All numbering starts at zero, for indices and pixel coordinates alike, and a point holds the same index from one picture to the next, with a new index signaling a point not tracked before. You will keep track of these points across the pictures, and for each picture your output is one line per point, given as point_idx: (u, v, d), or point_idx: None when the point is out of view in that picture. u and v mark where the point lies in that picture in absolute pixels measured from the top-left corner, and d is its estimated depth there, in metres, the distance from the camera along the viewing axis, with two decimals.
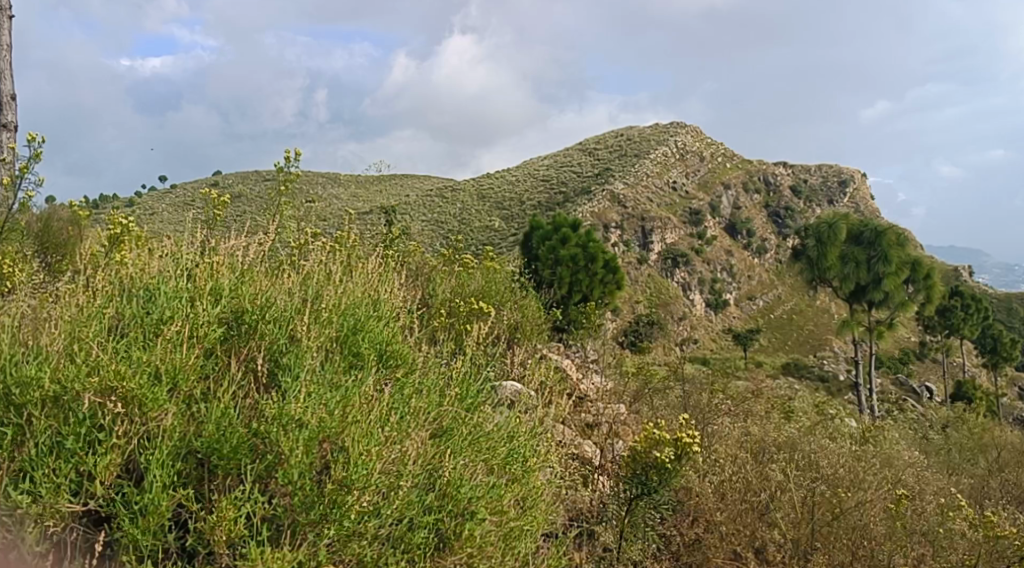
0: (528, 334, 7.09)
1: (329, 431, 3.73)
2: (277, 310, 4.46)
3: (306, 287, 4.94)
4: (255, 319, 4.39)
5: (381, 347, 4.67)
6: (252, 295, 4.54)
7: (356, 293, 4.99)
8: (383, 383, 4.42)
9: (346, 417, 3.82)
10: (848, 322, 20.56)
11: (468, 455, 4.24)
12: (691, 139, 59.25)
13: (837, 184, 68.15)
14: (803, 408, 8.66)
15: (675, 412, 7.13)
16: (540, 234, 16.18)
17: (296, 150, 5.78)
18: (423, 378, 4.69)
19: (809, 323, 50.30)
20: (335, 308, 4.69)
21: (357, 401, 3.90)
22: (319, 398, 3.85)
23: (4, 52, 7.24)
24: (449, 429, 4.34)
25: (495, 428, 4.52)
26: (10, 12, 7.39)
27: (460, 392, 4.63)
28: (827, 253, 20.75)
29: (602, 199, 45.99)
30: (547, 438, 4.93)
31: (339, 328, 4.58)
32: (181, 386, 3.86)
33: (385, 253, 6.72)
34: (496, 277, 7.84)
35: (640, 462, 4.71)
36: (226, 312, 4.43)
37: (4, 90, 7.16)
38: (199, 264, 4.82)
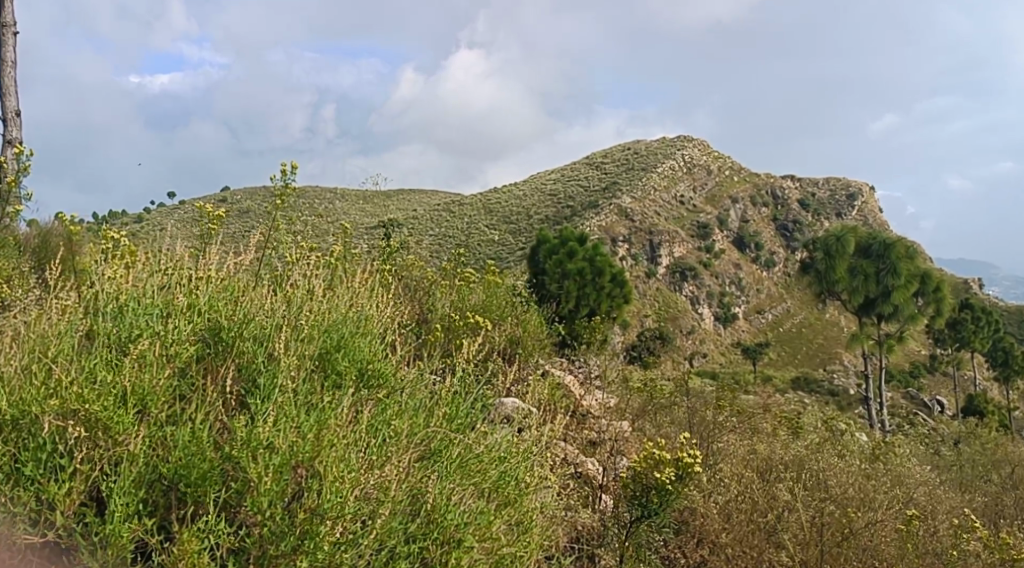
0: (529, 349, 7.02)
1: (301, 457, 3.45)
2: (255, 329, 4.28)
3: (290, 300, 4.78)
4: (232, 336, 4.23)
5: (362, 367, 4.43)
6: (228, 312, 4.36)
7: (343, 308, 4.84)
8: (363, 404, 4.12)
9: (321, 441, 3.54)
10: (858, 336, 20.44)
11: (456, 479, 3.92)
12: (699, 152, 59.29)
13: (845, 197, 68.08)
14: (812, 424, 8.58)
15: (679, 430, 7.08)
16: (547, 247, 16.14)
17: (294, 162, 5.61)
18: (408, 398, 4.40)
19: (819, 336, 50.11)
20: (316, 324, 4.50)
21: (332, 423, 3.61)
22: (291, 422, 3.57)
23: (10, 69, 7.26)
24: (437, 452, 4.09)
25: (486, 449, 4.19)
26: (15, 29, 7.41)
27: (449, 411, 4.37)
28: (836, 266, 20.65)
29: (609, 212, 45.96)
30: (542, 459, 4.59)
31: (320, 346, 4.41)
32: (151, 407, 3.63)
33: (383, 268, 6.67)
34: (497, 291, 7.79)
35: (641, 483, 4.63)
36: (201, 329, 4.23)
37: (9, 106, 7.17)
38: (180, 278, 4.65)
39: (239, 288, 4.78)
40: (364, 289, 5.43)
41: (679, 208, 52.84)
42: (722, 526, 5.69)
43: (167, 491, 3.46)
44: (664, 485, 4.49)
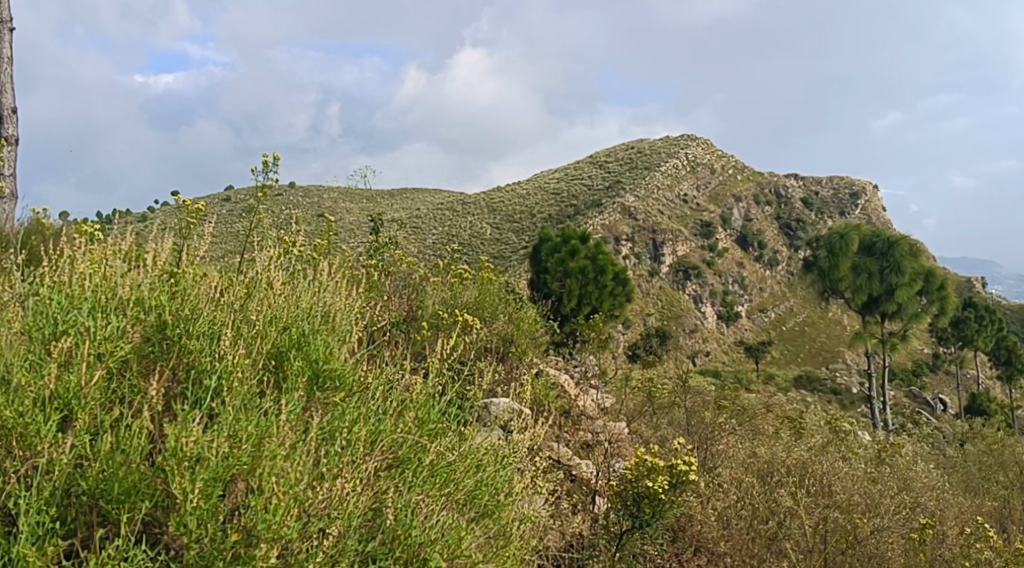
0: (523, 348, 6.92)
1: (237, 470, 3.25)
2: (203, 325, 3.98)
3: (248, 292, 4.48)
4: (178, 333, 3.93)
5: (317, 366, 4.08)
6: (174, 308, 4.08)
7: (306, 308, 4.56)
8: (325, 407, 3.91)
9: (260, 450, 3.33)
10: (861, 334, 20.31)
11: (426, 490, 3.71)
12: (702, 151, 59.14)
13: (848, 196, 67.93)
14: (815, 425, 8.46)
15: (677, 433, 6.99)
16: (548, 245, 16.02)
17: (274, 152, 5.44)
18: (377, 399, 4.15)
19: (821, 335, 49.98)
20: (272, 322, 4.23)
21: (275, 429, 3.38)
22: (229, 430, 3.35)
23: (5, 66, 7.06)
24: (406, 460, 3.84)
25: (459, 456, 3.96)
26: (10, 24, 7.19)
27: (420, 416, 4.07)
28: (840, 264, 20.51)
29: (611, 211, 45.79)
30: (524, 465, 4.41)
31: (277, 344, 4.16)
32: (76, 412, 3.35)
33: (370, 266, 6.58)
34: (491, 287, 7.68)
35: (632, 492, 4.56)
36: (144, 328, 3.97)
37: (4, 103, 6.97)
38: (131, 269, 4.39)
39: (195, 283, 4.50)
40: (339, 283, 5.17)
41: (681, 207, 52.73)
42: (720, 532, 5.59)
43: (87, 506, 3.23)
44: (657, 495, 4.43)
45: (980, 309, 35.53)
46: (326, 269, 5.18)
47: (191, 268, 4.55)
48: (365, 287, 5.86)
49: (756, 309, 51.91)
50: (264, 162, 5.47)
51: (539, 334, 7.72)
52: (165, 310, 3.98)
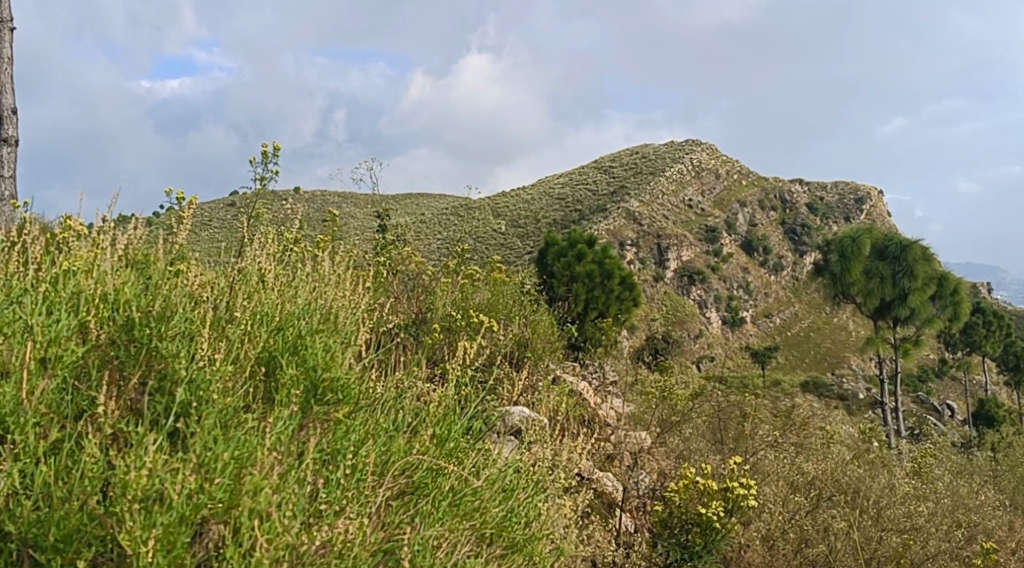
0: (538, 353, 6.78)
1: (209, 510, 2.91)
2: (176, 326, 3.67)
3: (240, 287, 4.33)
4: (147, 336, 3.60)
5: (313, 375, 3.82)
6: (143, 305, 3.75)
7: (307, 307, 4.37)
8: (326, 427, 3.66)
9: (238, 484, 3.00)
10: (872, 339, 20.06)
11: (449, 522, 3.49)
12: (708, 155, 58.90)
13: (854, 200, 67.79)
14: (836, 431, 8.29)
15: (708, 447, 6.81)
16: (556, 249, 15.85)
17: (275, 144, 5.27)
18: (387, 415, 3.95)
19: (827, 339, 49.75)
20: (264, 323, 4.03)
21: (258, 457, 3.05)
22: (200, 460, 3.00)
23: (5, 65, 6.69)
24: (422, 486, 3.61)
25: (487, 483, 3.78)
26: (10, 23, 6.82)
27: (439, 433, 3.88)
28: (852, 268, 20.22)
29: (617, 216, 45.46)
30: (554, 486, 4.25)
31: (266, 348, 3.92)
32: (13, 432, 2.96)
33: (378, 266, 6.42)
34: (504, 287, 7.57)
35: (681, 519, 4.86)
36: (109, 328, 3.61)
37: (5, 103, 6.61)
38: (99, 256, 4.07)
39: (173, 279, 4.21)
40: (349, 281, 5.01)
41: (687, 213, 52.56)
42: (764, 558, 5.66)
43: (20, 551, 2.81)
44: (712, 522, 4.66)
45: (989, 314, 35.25)
46: (331, 267, 4.99)
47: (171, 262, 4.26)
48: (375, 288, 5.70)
49: (761, 314, 51.86)
50: (264, 152, 5.27)
51: (554, 337, 7.58)
52: (132, 310, 3.64)
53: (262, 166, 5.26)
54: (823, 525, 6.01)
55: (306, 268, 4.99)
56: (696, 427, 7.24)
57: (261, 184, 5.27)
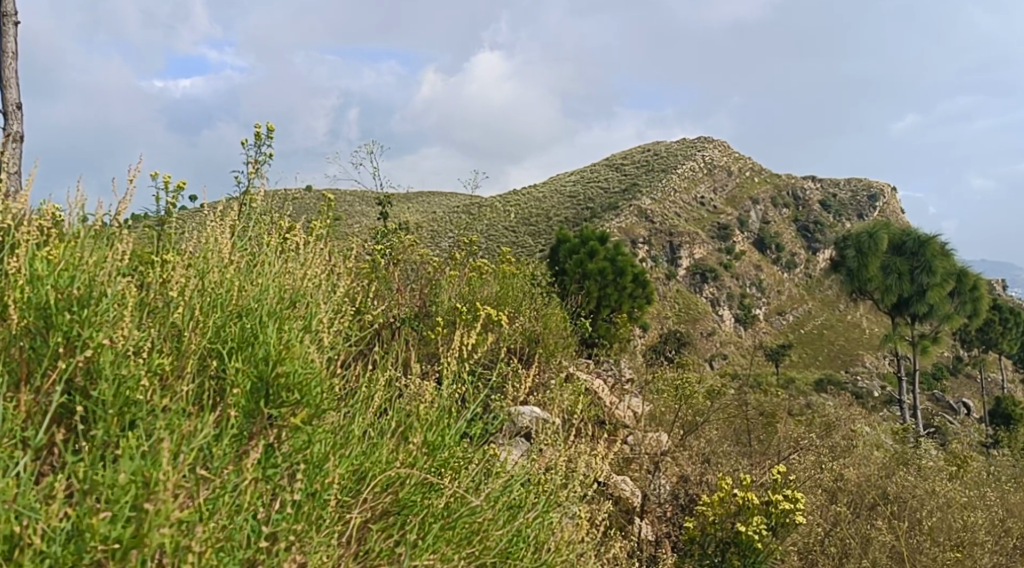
0: (550, 348, 6.67)
1: (99, 553, 2.43)
2: (104, 313, 3.17)
3: (211, 269, 3.96)
4: (66, 322, 3.10)
5: (264, 369, 3.42)
6: (63, 285, 3.24)
7: (274, 287, 3.93)
8: (281, 436, 3.30)
9: (143, 516, 2.50)
10: (891, 336, 19.83)
11: (442, 548, 3.29)
12: (721, 152, 58.56)
13: (866, 197, 67.44)
14: (859, 430, 8.14)
15: (732, 450, 6.63)
16: (567, 246, 15.68)
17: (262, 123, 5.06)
18: (377, 419, 3.75)
19: (841, 336, 49.48)
20: (217, 309, 3.70)
21: (163, 481, 2.52)
22: (88, 485, 2.56)
23: (10, 60, 5.97)
24: (407, 504, 3.41)
25: (488, 501, 3.59)
26: (16, 17, 6.10)
27: (431, 440, 3.68)
28: (869, 264, 19.91)
29: (630, 214, 45.15)
30: (563, 497, 4.07)
31: (217, 342, 3.56)
32: None
33: (378, 258, 6.30)
34: (512, 281, 7.42)
35: (717, 539, 4.92)
36: (25, 315, 3.12)
37: (10, 98, 5.87)
38: (33, 229, 3.60)
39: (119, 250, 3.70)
40: (337, 260, 4.70)
41: (698, 210, 52.38)
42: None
43: None
44: (755, 540, 4.69)
45: (1006, 311, 34.86)
46: (312, 243, 4.60)
47: (119, 234, 3.80)
48: (370, 290, 5.69)
49: (773, 312, 51.81)
50: (259, 134, 5.33)
51: (566, 332, 7.44)
52: (49, 291, 3.15)
53: (257, 148, 5.31)
54: (863, 537, 6.00)
55: (290, 248, 4.70)
56: (716, 426, 7.06)
57: (253, 167, 5.29)
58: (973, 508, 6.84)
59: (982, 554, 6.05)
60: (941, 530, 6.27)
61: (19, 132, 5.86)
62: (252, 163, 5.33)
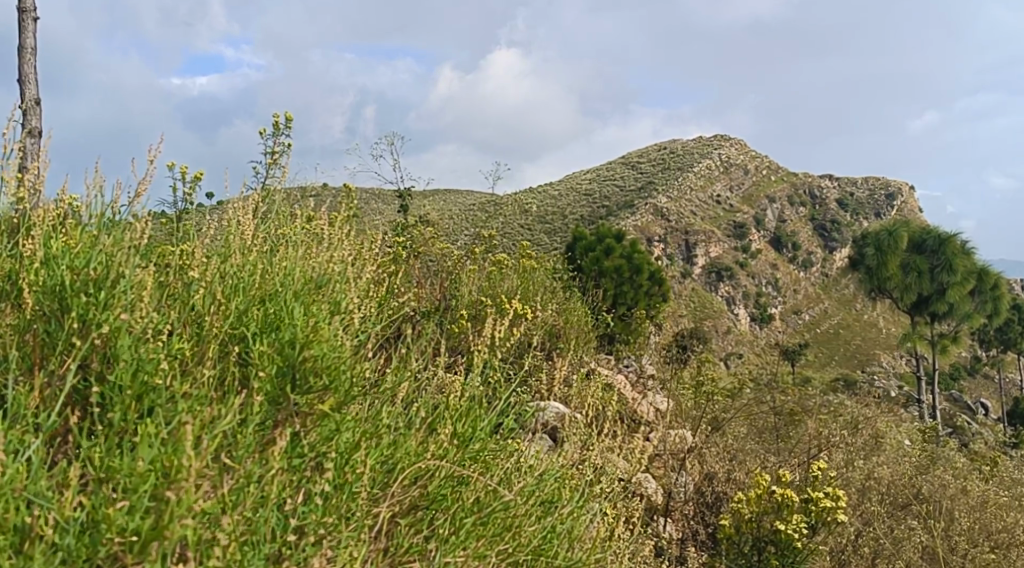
0: (571, 343, 6.64)
1: (117, 546, 2.38)
2: (120, 293, 3.13)
3: (234, 255, 3.93)
4: (81, 303, 3.07)
5: (290, 353, 3.34)
6: (78, 266, 3.22)
7: (297, 271, 3.90)
8: (308, 422, 3.25)
9: (164, 506, 2.45)
10: (910, 335, 19.70)
11: (475, 542, 3.26)
12: (737, 150, 58.30)
13: (883, 195, 67.02)
14: (881, 428, 8.09)
15: (754, 447, 6.60)
16: (583, 244, 15.64)
17: (279, 112, 5.05)
18: (405, 408, 3.72)
19: (858, 335, 49.17)
20: (241, 292, 3.65)
21: (185, 469, 2.45)
22: (103, 474, 2.52)
23: (30, 56, 5.98)
24: (437, 497, 3.38)
25: (520, 495, 3.56)
26: (35, 13, 6.11)
27: (460, 431, 3.66)
28: (889, 263, 19.68)
29: (645, 212, 44.99)
30: (590, 494, 4.06)
31: (237, 326, 3.51)
32: None
33: (399, 248, 6.28)
34: (532, 276, 7.41)
35: (755, 538, 4.86)
36: (39, 297, 3.13)
37: (28, 94, 5.87)
38: (47, 214, 3.59)
39: (138, 230, 3.67)
40: (362, 248, 4.65)
41: (714, 208, 52.25)
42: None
43: None
44: (794, 539, 4.65)
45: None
46: (335, 229, 4.53)
47: (136, 219, 3.77)
48: (395, 278, 5.69)
49: (790, 311, 51.65)
50: (277, 124, 5.27)
51: (586, 326, 7.42)
52: (64, 273, 3.13)
53: (274, 138, 5.26)
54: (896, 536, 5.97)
55: (311, 231, 4.66)
56: (738, 424, 7.04)
57: (271, 157, 5.24)
58: (1007, 509, 6.78)
59: (1019, 555, 6.07)
60: (977, 531, 6.28)
61: (38, 127, 5.86)
62: (270, 153, 5.28)
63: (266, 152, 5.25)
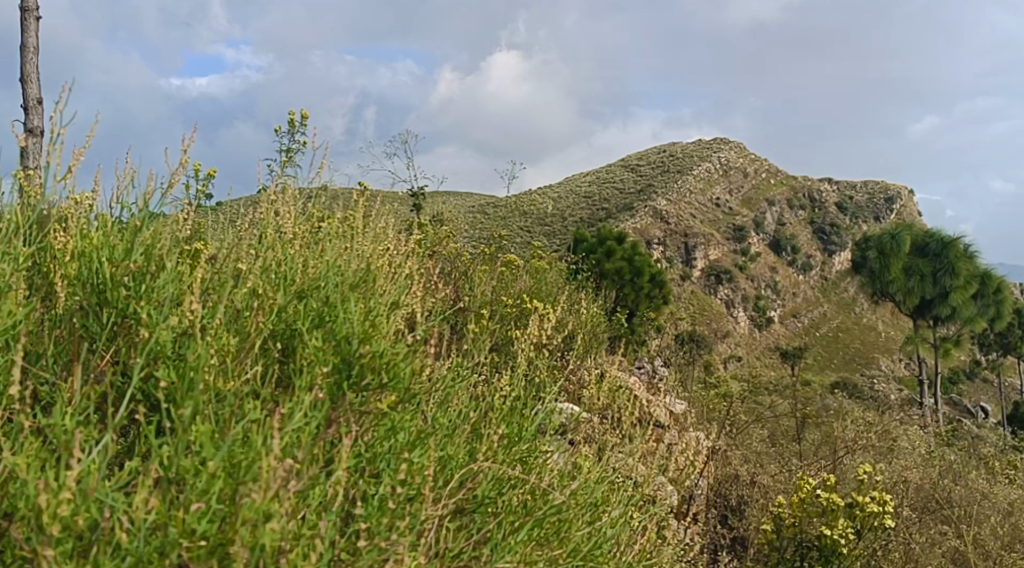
0: (585, 345, 6.66)
1: (189, 548, 2.31)
2: (162, 289, 3.12)
3: (271, 252, 3.91)
4: (124, 300, 3.08)
5: (347, 349, 3.28)
6: (117, 259, 3.21)
7: (339, 267, 3.86)
8: (364, 422, 3.15)
9: (235, 506, 2.41)
10: (911, 339, 19.70)
11: (529, 543, 3.22)
12: (737, 153, 58.29)
13: (882, 199, 67.06)
14: (892, 433, 8.12)
15: (762, 454, 6.73)
16: (585, 246, 15.60)
17: (298, 106, 5.04)
18: (451, 406, 3.69)
19: (858, 339, 49.22)
20: (284, 287, 3.63)
21: (259, 470, 2.42)
22: (171, 474, 2.45)
23: (32, 55, 5.94)
24: (484, 499, 3.34)
25: (569, 497, 3.53)
26: (38, 12, 6.08)
27: (508, 433, 3.63)
28: (891, 266, 19.70)
29: (644, 215, 44.95)
30: (633, 499, 4.10)
31: (283, 322, 3.47)
32: None
33: (421, 241, 6.27)
34: (542, 278, 7.46)
35: (797, 543, 4.93)
36: (76, 293, 3.13)
37: (31, 93, 5.84)
38: (76, 210, 3.57)
39: (173, 228, 3.65)
40: (400, 247, 4.64)
41: (714, 211, 52.30)
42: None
43: None
44: (839, 545, 4.68)
45: None
46: (371, 227, 4.50)
47: (171, 215, 3.75)
48: (423, 266, 5.71)
49: (789, 314, 51.80)
50: (292, 122, 5.25)
51: (597, 327, 7.45)
52: (104, 266, 3.13)
53: (290, 136, 5.24)
54: (928, 540, 6.05)
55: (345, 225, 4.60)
56: (749, 433, 7.11)
57: (287, 155, 5.19)
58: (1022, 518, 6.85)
59: None
60: (997, 538, 6.38)
61: (41, 127, 5.83)
62: (285, 152, 5.25)
63: (286, 149, 5.25)
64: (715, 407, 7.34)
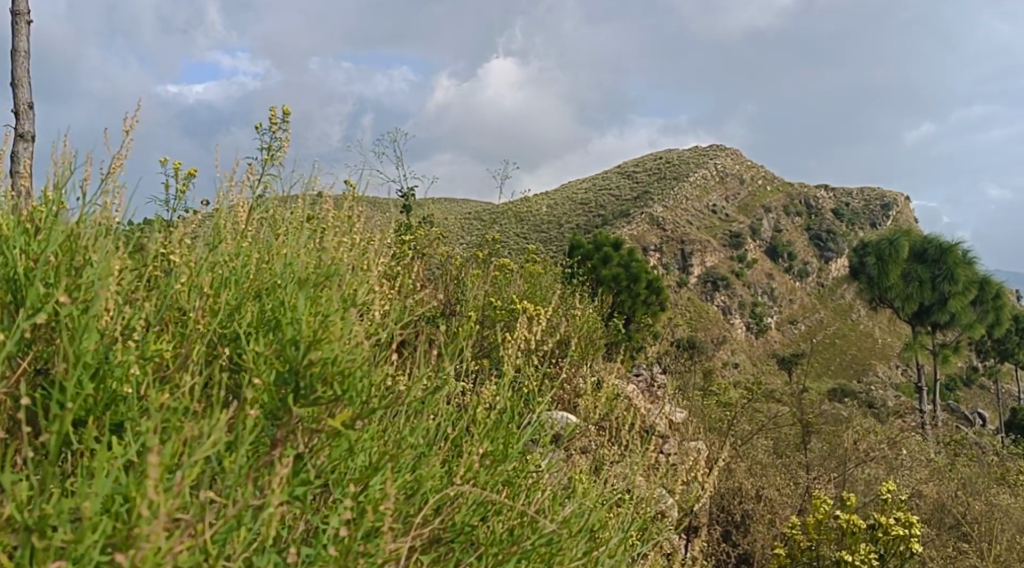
0: (581, 353, 6.55)
1: None
2: (81, 283, 2.89)
3: (229, 251, 3.78)
4: (39, 294, 2.82)
5: (295, 356, 3.00)
6: (34, 250, 2.99)
7: (294, 263, 3.71)
8: (316, 443, 2.93)
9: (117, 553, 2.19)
10: (911, 345, 19.62)
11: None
12: (735, 159, 58.29)
13: (881, 204, 67.06)
14: (889, 443, 8.02)
15: (757, 464, 6.64)
16: (582, 252, 15.52)
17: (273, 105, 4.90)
18: (431, 422, 3.60)
19: (854, 346, 49.15)
20: (237, 287, 3.56)
21: (145, 515, 2.19)
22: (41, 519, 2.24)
23: (22, 59, 5.86)
24: (460, 525, 3.22)
25: (557, 520, 3.43)
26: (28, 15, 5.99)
27: (493, 451, 3.53)
28: (890, 272, 19.64)
29: (640, 222, 44.92)
30: (632, 515, 4.04)
31: (233, 325, 3.34)
32: None
33: (410, 245, 6.20)
34: (535, 283, 7.37)
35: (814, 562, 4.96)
36: None
37: (21, 98, 5.73)
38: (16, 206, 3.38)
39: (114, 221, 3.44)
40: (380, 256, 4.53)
41: (710, 218, 52.32)
42: None
43: None
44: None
45: None
46: (344, 222, 4.45)
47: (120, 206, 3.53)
48: (407, 267, 5.64)
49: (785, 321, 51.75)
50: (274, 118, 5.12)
51: (594, 332, 7.37)
52: (15, 256, 2.90)
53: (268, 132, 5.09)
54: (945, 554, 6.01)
55: (322, 225, 4.45)
56: (753, 444, 6.96)
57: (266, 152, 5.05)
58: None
59: None
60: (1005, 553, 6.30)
61: (30, 132, 5.72)
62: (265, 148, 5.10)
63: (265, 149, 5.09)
64: (714, 418, 7.25)
